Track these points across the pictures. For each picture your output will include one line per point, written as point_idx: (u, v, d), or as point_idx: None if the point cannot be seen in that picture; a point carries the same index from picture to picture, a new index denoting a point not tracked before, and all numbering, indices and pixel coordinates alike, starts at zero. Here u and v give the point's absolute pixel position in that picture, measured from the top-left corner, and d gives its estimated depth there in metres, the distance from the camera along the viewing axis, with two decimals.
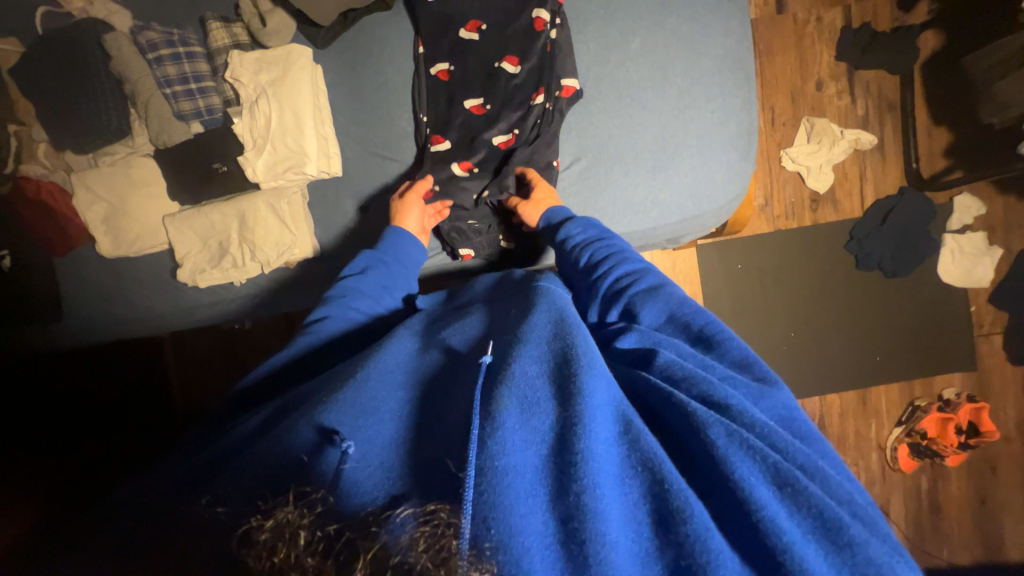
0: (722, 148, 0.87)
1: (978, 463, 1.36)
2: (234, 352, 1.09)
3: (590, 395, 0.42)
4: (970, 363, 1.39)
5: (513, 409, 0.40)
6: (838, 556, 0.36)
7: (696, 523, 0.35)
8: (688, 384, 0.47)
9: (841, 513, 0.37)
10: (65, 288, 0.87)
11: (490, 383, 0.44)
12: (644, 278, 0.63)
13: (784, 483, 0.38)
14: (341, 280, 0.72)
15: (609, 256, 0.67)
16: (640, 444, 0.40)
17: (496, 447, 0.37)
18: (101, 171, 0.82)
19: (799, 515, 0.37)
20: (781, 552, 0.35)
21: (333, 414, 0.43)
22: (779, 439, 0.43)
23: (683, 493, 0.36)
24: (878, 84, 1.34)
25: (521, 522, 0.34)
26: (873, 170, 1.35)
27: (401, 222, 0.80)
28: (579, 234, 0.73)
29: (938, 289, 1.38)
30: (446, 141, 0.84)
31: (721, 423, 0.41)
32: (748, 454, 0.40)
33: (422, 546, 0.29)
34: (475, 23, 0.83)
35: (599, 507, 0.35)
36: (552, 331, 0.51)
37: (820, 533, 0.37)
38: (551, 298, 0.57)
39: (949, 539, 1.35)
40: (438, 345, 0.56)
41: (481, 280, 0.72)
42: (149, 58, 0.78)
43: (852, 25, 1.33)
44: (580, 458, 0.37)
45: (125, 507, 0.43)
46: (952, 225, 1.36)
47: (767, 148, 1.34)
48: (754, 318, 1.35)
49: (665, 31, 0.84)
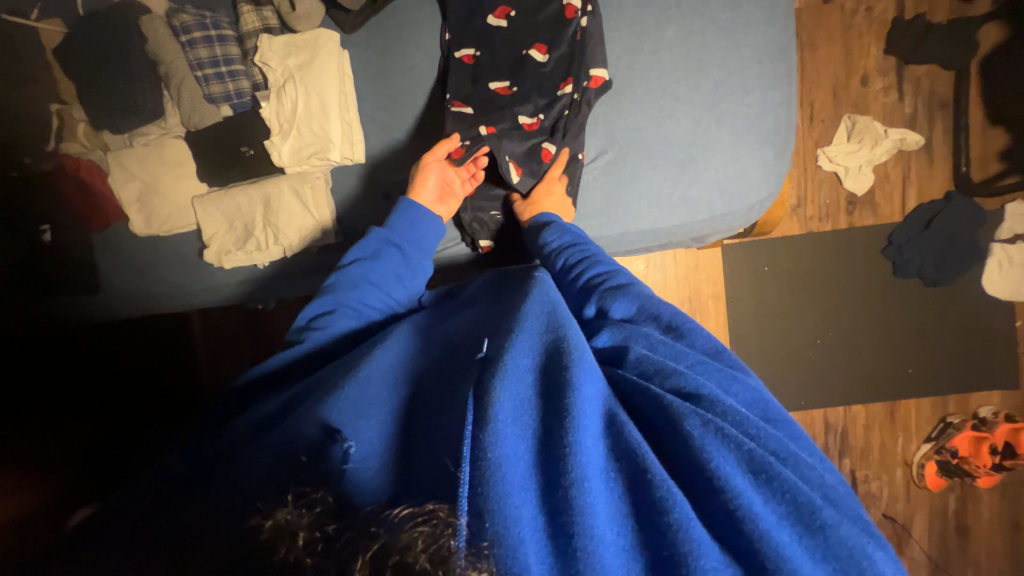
0: (757, 144, 0.83)
1: (1012, 486, 1.30)
2: (260, 330, 1.16)
3: (579, 388, 0.41)
4: (1012, 381, 1.31)
5: (506, 403, 0.39)
6: (811, 540, 0.35)
7: (678, 512, 0.34)
8: (661, 377, 0.46)
9: (814, 497, 0.37)
10: (100, 264, 0.91)
11: (484, 375, 0.42)
12: (615, 277, 0.63)
13: (758, 470, 0.37)
14: (343, 267, 0.71)
15: (583, 260, 0.68)
16: (625, 437, 0.39)
17: (490, 439, 0.36)
18: (135, 151, 0.84)
19: (774, 501, 0.36)
20: (759, 540, 0.33)
21: (334, 411, 0.45)
22: (751, 425, 0.41)
23: (665, 483, 0.36)
24: (930, 80, 1.26)
25: (516, 514, 0.33)
26: (918, 172, 1.28)
27: (415, 193, 0.78)
28: (555, 239, 0.73)
29: (981, 301, 1.31)
30: (467, 106, 0.80)
31: (696, 413, 0.40)
32: (723, 443, 0.38)
33: (421, 546, 0.29)
34: (504, 9, 0.81)
35: (588, 501, 0.34)
36: (544, 323, 0.50)
37: (793, 518, 0.36)
38: (544, 292, 0.56)
39: (975, 563, 1.29)
40: (434, 341, 0.57)
41: (476, 279, 0.72)
42: (182, 41, 0.80)
43: (905, 17, 1.24)
44: (569, 451, 0.36)
45: (138, 496, 0.45)
46: (1002, 234, 1.28)
47: (804, 146, 1.28)
48: (779, 323, 1.31)
49: (702, 19, 0.81)
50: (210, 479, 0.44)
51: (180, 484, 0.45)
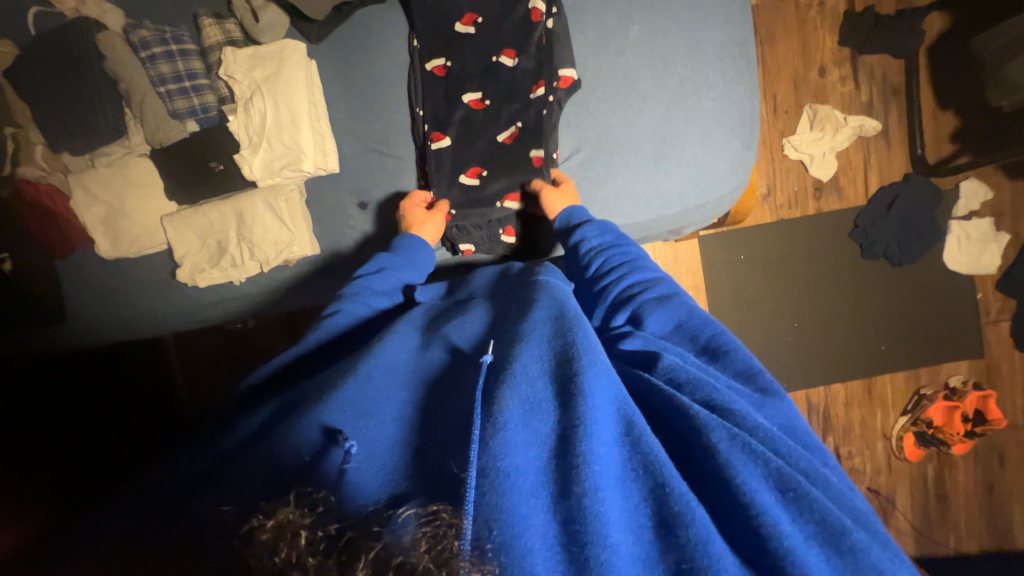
0: (724, 137, 0.85)
1: (985, 451, 1.36)
2: (238, 351, 1.10)
3: (591, 395, 0.42)
4: (979, 351, 1.37)
5: (516, 410, 0.41)
6: (841, 562, 0.36)
7: (698, 526, 0.36)
8: (692, 388, 0.47)
9: (844, 519, 0.38)
10: (68, 292, 0.88)
11: (493, 380, 0.45)
12: (655, 287, 0.62)
13: (786, 488, 0.39)
14: (355, 278, 0.72)
15: (621, 265, 0.67)
16: (642, 446, 0.41)
17: (500, 448, 0.38)
18: (98, 172, 0.81)
19: (802, 520, 0.38)
20: (783, 557, 0.35)
21: (335, 411, 0.44)
22: (781, 444, 0.43)
23: (684, 497, 0.37)
24: (882, 69, 1.32)
25: (524, 522, 0.35)
26: (878, 157, 1.34)
27: (417, 230, 0.81)
28: (594, 238, 0.71)
29: (943, 277, 1.37)
30: (445, 137, 0.83)
31: (723, 426, 0.42)
32: (749, 457, 0.40)
33: (424, 547, 0.29)
34: (471, 16, 0.82)
35: (601, 511, 0.36)
36: (553, 328, 0.52)
37: (822, 539, 0.37)
38: (551, 293, 0.58)
39: (956, 527, 1.35)
40: (439, 342, 0.56)
41: (480, 274, 0.73)
42: (142, 57, 0.78)
43: (855, 10, 1.30)
44: (581, 461, 0.38)
45: (130, 511, 0.43)
46: (959, 212, 1.34)
47: (769, 137, 1.33)
48: (757, 309, 1.34)
49: (664, 19, 0.83)
50: (205, 491, 0.41)
51: (173, 496, 0.42)
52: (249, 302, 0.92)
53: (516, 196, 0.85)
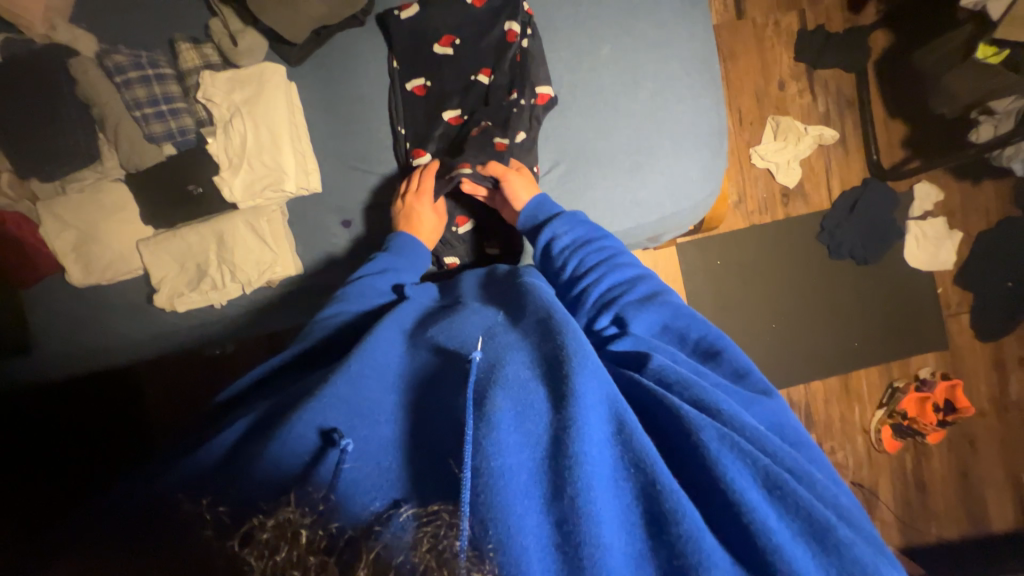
0: (695, 147, 0.89)
1: (958, 439, 1.42)
2: (215, 378, 1.05)
3: (582, 396, 0.43)
4: (943, 343, 1.44)
5: (508, 412, 0.42)
6: (825, 558, 0.38)
7: (688, 523, 0.37)
8: (680, 388, 0.48)
9: (829, 515, 0.39)
10: (35, 323, 0.84)
11: (484, 381, 0.45)
12: (637, 287, 0.63)
13: (773, 486, 0.40)
14: (357, 279, 0.72)
15: (599, 264, 0.67)
16: (633, 444, 0.41)
17: (493, 450, 0.38)
18: (69, 198, 0.79)
19: (788, 518, 0.39)
20: (771, 552, 0.37)
21: (328, 413, 0.44)
22: (768, 444, 0.44)
23: (674, 494, 0.38)
24: (835, 82, 1.41)
25: (518, 522, 0.35)
26: (838, 163, 1.42)
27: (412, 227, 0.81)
28: (565, 234, 0.72)
29: (906, 274, 1.44)
30: (426, 153, 0.84)
31: (712, 425, 0.43)
32: (738, 456, 0.42)
33: (425, 546, 0.30)
34: (448, 38, 0.85)
35: (594, 510, 0.37)
36: (540, 331, 0.52)
37: (809, 536, 0.38)
38: (539, 296, 0.59)
39: (936, 516, 1.39)
40: (427, 344, 0.55)
41: (466, 278, 0.74)
42: (117, 81, 0.77)
43: (807, 28, 1.39)
44: (574, 460, 0.39)
45: (100, 528, 0.41)
46: (914, 213, 1.43)
47: (737, 147, 1.39)
48: (736, 311, 1.39)
49: (633, 38, 0.87)
50: (201, 489, 0.40)
51: (161, 500, 0.41)
52: (228, 326, 0.89)
53: (467, 164, 0.81)
